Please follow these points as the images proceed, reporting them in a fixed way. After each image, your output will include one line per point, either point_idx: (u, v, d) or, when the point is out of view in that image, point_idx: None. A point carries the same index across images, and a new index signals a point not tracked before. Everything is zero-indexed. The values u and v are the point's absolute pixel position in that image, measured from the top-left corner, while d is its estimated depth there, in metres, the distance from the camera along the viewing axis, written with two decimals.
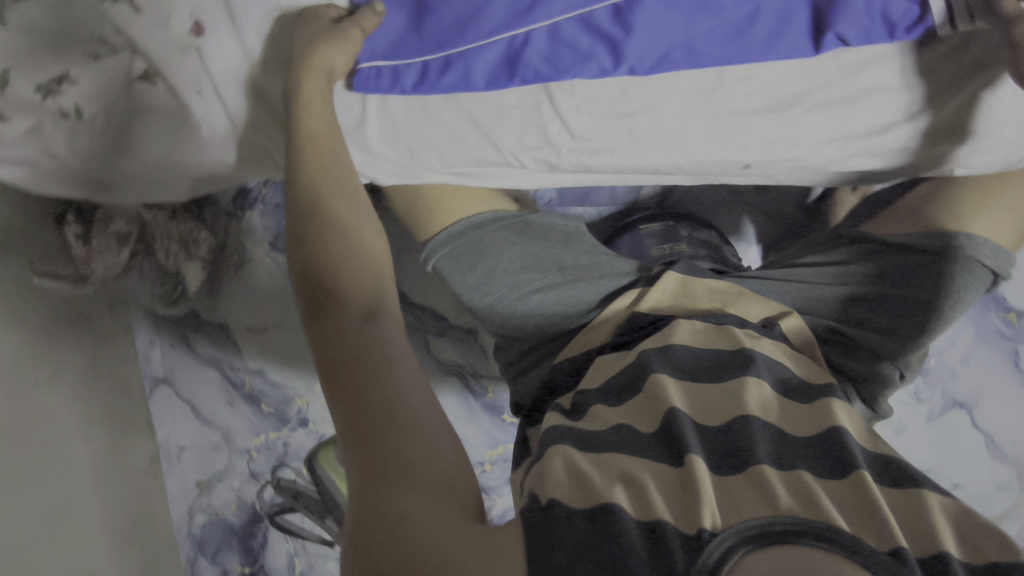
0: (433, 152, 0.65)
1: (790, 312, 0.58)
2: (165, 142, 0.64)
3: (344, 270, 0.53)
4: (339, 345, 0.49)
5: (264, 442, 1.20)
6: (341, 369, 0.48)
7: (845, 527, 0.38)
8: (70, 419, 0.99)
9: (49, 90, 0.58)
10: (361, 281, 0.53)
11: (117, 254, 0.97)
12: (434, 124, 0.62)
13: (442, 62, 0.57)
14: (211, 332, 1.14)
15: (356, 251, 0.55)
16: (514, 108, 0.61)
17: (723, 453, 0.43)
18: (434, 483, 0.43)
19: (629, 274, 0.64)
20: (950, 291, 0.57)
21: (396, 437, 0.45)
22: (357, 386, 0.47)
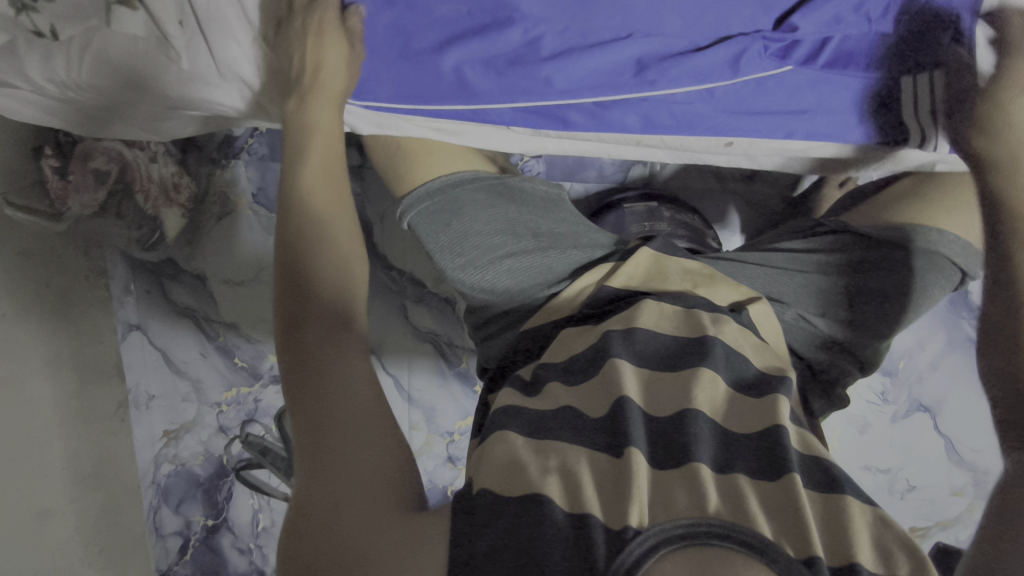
0: (421, 114, 0.66)
1: (760, 297, 0.58)
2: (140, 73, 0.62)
3: (315, 266, 0.54)
4: (299, 344, 0.50)
5: (235, 396, 1.19)
6: (300, 369, 0.49)
7: (768, 534, 0.39)
8: (37, 357, 0.98)
9: (25, 5, 0.57)
10: (329, 279, 0.54)
11: (94, 193, 0.97)
12: (422, 82, 0.63)
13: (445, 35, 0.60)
14: (188, 282, 1.13)
15: (328, 244, 0.56)
16: (505, 68, 0.62)
17: (663, 447, 0.44)
18: (372, 479, 0.44)
19: (606, 247, 0.64)
20: (916, 283, 0.59)
21: (341, 433, 0.45)
22: (310, 386, 0.48)
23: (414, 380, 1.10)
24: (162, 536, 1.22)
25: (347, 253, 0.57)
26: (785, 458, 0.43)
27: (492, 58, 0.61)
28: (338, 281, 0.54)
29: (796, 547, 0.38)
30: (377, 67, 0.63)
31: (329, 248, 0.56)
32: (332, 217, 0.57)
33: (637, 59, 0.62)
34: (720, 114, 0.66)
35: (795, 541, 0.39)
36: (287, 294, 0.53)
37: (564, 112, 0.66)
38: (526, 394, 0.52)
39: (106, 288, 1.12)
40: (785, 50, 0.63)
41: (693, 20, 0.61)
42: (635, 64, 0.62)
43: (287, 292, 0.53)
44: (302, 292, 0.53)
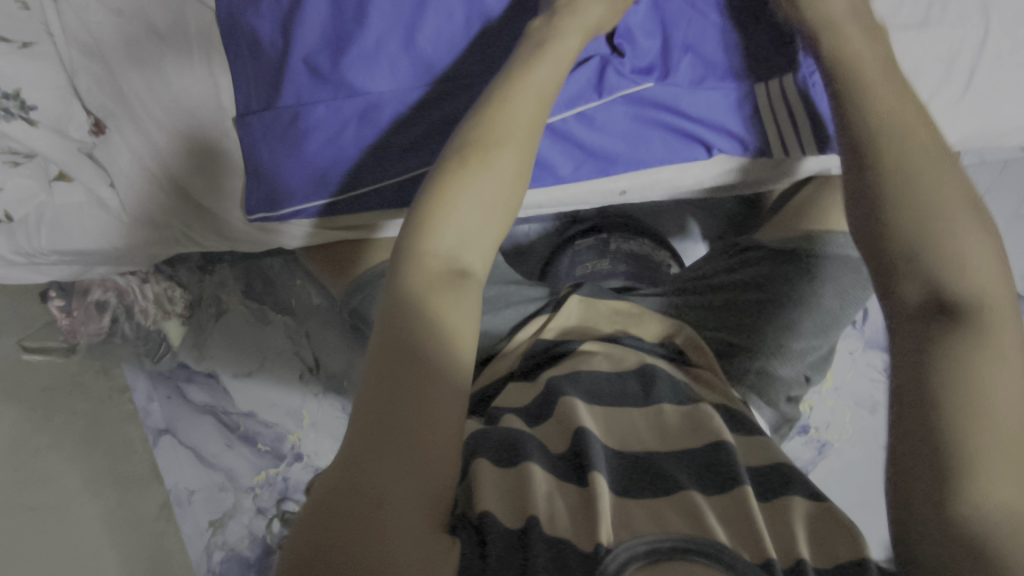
0: (330, 216, 0.64)
1: (685, 329, 0.61)
2: (85, 229, 0.70)
3: (456, 216, 0.49)
4: (412, 290, 0.47)
5: (266, 479, 1.14)
6: (400, 354, 0.44)
7: (726, 543, 0.41)
8: (73, 480, 1.09)
9: None
10: (455, 239, 0.49)
11: (98, 322, 1.08)
12: (316, 193, 0.62)
13: (324, 142, 0.60)
14: (203, 382, 1.17)
15: (467, 193, 0.49)
16: (389, 159, 0.61)
17: (627, 477, 0.46)
18: (420, 489, 0.41)
19: (537, 299, 0.68)
20: (835, 288, 0.62)
21: (411, 415, 0.42)
22: (403, 366, 0.43)
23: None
24: None
25: (477, 218, 0.50)
26: (738, 473, 0.47)
27: (388, 132, 0.60)
28: (460, 245, 0.49)
29: (750, 552, 0.41)
30: (279, 174, 0.61)
31: (469, 198, 0.49)
32: (478, 168, 0.50)
33: None
34: (609, 138, 0.70)
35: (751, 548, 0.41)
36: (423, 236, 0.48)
37: None
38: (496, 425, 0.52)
39: (130, 401, 1.16)
40: (642, 70, 0.68)
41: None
42: None
43: (427, 221, 0.49)
44: (422, 246, 0.48)
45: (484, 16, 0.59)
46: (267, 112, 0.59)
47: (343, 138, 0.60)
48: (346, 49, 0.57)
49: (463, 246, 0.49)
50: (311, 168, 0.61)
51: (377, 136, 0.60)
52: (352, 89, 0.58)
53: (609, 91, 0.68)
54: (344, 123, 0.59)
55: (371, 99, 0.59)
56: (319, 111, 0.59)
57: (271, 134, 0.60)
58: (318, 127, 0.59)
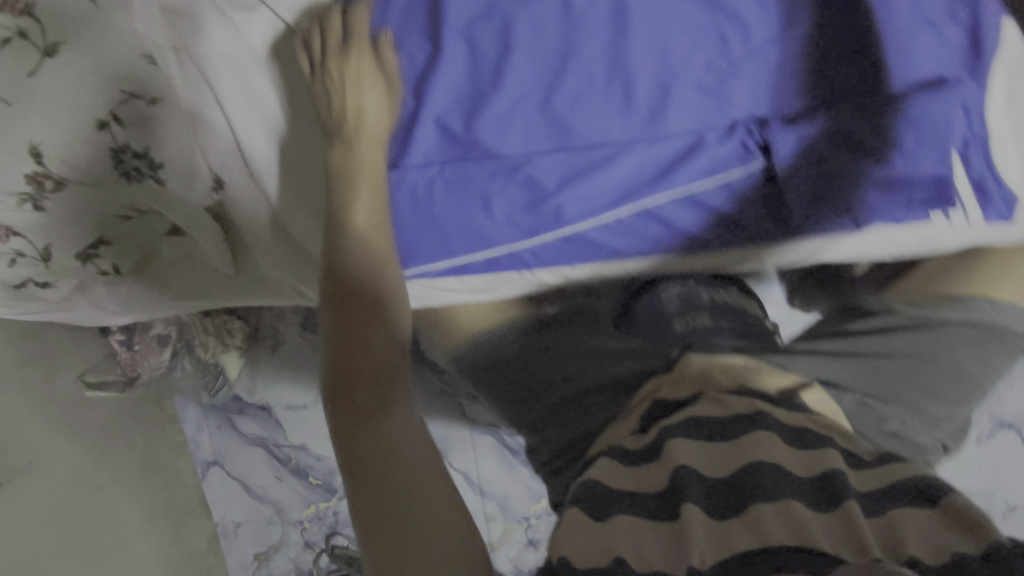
0: (453, 275, 0.62)
1: (812, 384, 0.57)
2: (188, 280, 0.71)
3: (358, 286, 0.54)
4: (338, 386, 0.49)
5: (315, 512, 1.15)
6: (356, 461, 0.46)
7: (827, 546, 0.39)
8: (132, 517, 1.05)
9: (88, 256, 0.65)
10: (364, 315, 0.52)
11: (159, 356, 1.03)
12: (447, 247, 0.60)
13: (452, 203, 0.58)
14: (254, 414, 1.16)
15: (355, 248, 0.55)
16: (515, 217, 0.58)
17: (721, 496, 0.44)
18: (441, 530, 0.42)
19: (651, 360, 0.65)
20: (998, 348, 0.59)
21: (387, 489, 0.44)
22: (361, 449, 0.46)
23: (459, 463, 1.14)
24: None
25: (378, 275, 0.55)
26: (841, 489, 0.44)
27: (516, 196, 0.57)
28: (372, 314, 0.53)
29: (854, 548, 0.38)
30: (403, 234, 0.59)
31: (359, 255, 0.55)
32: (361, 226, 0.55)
33: (624, 191, 0.57)
34: (759, 211, 0.58)
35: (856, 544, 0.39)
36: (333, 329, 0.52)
37: (590, 249, 0.61)
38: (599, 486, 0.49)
39: (181, 432, 1.15)
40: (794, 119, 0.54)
41: (702, 124, 0.55)
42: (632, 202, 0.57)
43: (342, 325, 0.52)
44: (343, 347, 0.51)
45: (628, 79, 0.53)
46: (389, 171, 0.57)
47: (470, 200, 0.57)
48: (480, 110, 0.54)
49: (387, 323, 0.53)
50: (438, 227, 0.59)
51: (504, 196, 0.57)
52: (484, 152, 0.56)
53: (763, 163, 0.56)
54: (474, 183, 0.57)
55: (503, 162, 0.56)
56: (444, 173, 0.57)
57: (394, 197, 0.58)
58: (447, 185, 0.57)
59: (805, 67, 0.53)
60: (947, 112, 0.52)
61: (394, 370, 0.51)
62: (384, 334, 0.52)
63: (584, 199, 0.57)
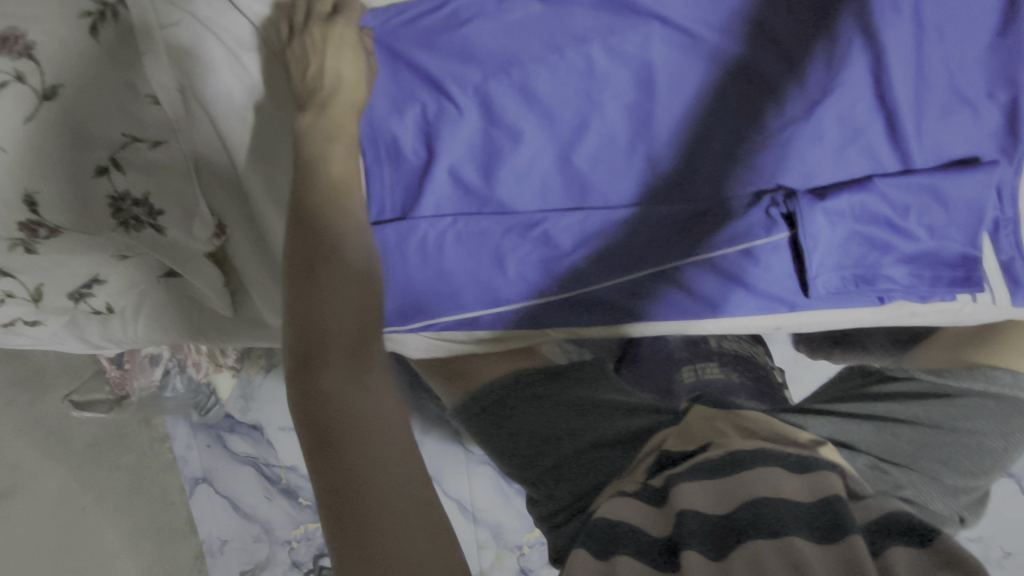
0: (462, 328, 0.60)
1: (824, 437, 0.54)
2: (182, 318, 0.68)
3: (333, 274, 0.47)
4: (309, 382, 0.43)
5: (304, 532, 1.12)
6: (328, 473, 0.39)
7: None
8: (116, 536, 1.04)
9: (81, 295, 0.61)
10: (339, 306, 0.46)
11: (150, 374, 1.01)
12: (458, 302, 0.59)
13: (472, 257, 0.58)
14: (245, 432, 1.13)
15: (332, 236, 0.49)
16: (531, 275, 0.58)
17: (719, 541, 0.42)
18: (430, 550, 0.36)
19: (660, 413, 0.63)
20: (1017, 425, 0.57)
21: (364, 505, 0.37)
22: (337, 458, 0.39)
23: (451, 489, 1.14)
24: None
25: (356, 261, 0.49)
26: (846, 518, 0.41)
27: (534, 253, 0.57)
28: (349, 303, 0.47)
29: None
30: (415, 287, 0.59)
31: (336, 239, 0.49)
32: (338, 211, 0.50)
33: (639, 253, 0.57)
34: (781, 279, 0.57)
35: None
36: (301, 321, 0.45)
37: (602, 311, 0.60)
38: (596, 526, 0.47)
39: (169, 450, 1.12)
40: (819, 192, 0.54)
41: (722, 190, 0.55)
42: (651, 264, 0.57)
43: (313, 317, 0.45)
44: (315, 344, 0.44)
45: (649, 145, 0.55)
46: (402, 221, 0.57)
47: (487, 256, 0.58)
48: (497, 165, 0.56)
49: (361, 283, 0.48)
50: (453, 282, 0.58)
51: (520, 253, 0.57)
52: (501, 207, 0.57)
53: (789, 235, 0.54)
54: (493, 239, 0.57)
55: (518, 220, 0.57)
56: (463, 229, 0.57)
57: (407, 247, 0.58)
58: (464, 238, 0.57)
59: (833, 136, 0.54)
60: (981, 193, 0.52)
61: (367, 333, 0.46)
62: (357, 286, 0.47)
63: (602, 256, 0.57)
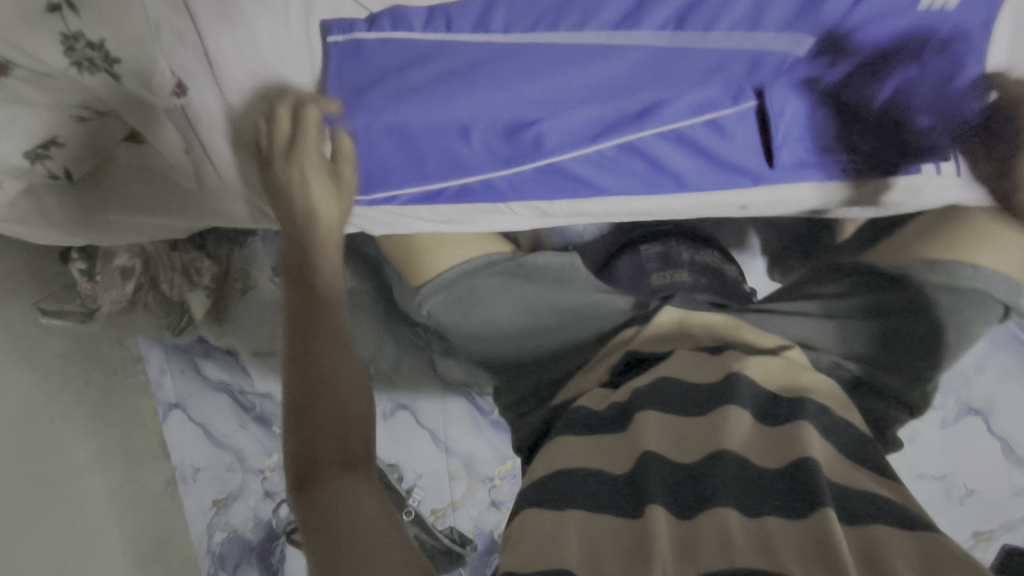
0: (424, 204, 0.65)
1: (790, 347, 0.58)
2: (142, 200, 0.66)
3: (319, 307, 0.56)
4: (297, 399, 0.51)
5: (278, 462, 1.16)
6: (308, 479, 0.46)
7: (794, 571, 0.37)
8: (84, 453, 1.02)
9: (38, 155, 0.59)
10: (322, 331, 0.54)
11: (121, 289, 0.99)
12: (430, 168, 0.61)
13: (443, 121, 0.58)
14: (219, 358, 1.14)
15: (319, 281, 0.58)
16: (502, 143, 0.59)
17: (686, 500, 0.44)
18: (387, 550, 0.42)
19: (625, 312, 0.63)
20: (958, 320, 0.59)
21: (334, 515, 0.44)
22: (317, 464, 0.47)
23: (428, 421, 1.13)
24: None
25: (339, 302, 0.58)
26: (810, 487, 0.43)
27: (509, 121, 0.58)
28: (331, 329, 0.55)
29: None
30: (387, 152, 0.61)
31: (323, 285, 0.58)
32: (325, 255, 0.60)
33: (608, 123, 0.58)
34: (747, 153, 0.60)
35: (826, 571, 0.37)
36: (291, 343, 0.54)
37: (572, 184, 0.62)
38: (567, 477, 0.49)
39: (144, 372, 1.14)
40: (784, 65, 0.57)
41: (705, 70, 0.57)
42: (619, 134, 0.59)
43: (301, 338, 0.54)
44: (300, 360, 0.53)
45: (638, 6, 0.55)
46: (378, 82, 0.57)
47: (461, 121, 0.57)
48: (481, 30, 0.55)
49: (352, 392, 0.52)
50: (424, 146, 0.59)
51: (494, 120, 0.58)
52: (474, 84, 0.56)
53: (751, 104, 0.58)
54: (467, 105, 0.57)
55: (495, 89, 0.57)
56: (437, 90, 0.56)
57: (379, 111, 0.58)
58: (436, 100, 0.57)
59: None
60: (934, 67, 0.57)
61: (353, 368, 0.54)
62: (339, 350, 0.54)
63: (573, 127, 0.58)
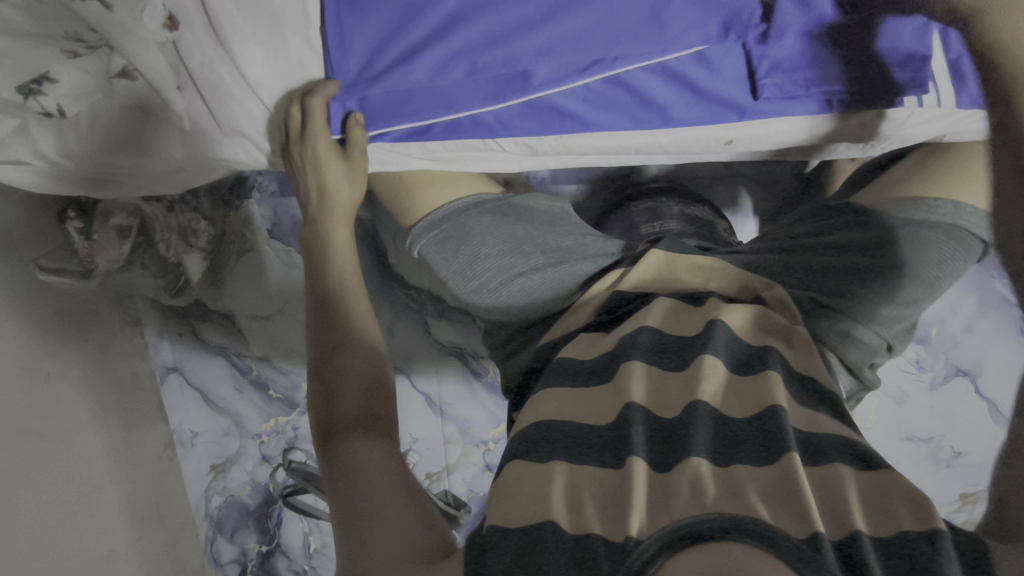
0: (413, 140, 0.66)
1: (773, 285, 0.59)
2: (135, 145, 0.67)
3: (336, 283, 0.63)
4: (319, 364, 0.58)
5: (274, 426, 1.17)
6: (326, 429, 0.54)
7: (767, 517, 0.38)
8: (82, 411, 1.03)
9: (31, 90, 0.60)
10: (339, 304, 0.61)
11: (118, 248, 1.00)
12: (422, 109, 0.63)
13: (441, 61, 0.60)
14: (217, 321, 1.14)
15: (336, 257, 0.64)
16: (495, 84, 0.62)
17: (662, 447, 0.45)
18: (386, 492, 0.48)
19: (613, 255, 0.65)
20: (928, 255, 0.59)
21: (343, 460, 0.51)
22: (332, 416, 0.55)
23: (423, 387, 1.13)
24: (221, 566, 1.21)
25: (353, 274, 0.64)
26: (782, 435, 0.44)
27: (503, 62, 0.60)
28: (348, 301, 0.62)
29: (796, 523, 0.38)
30: (377, 91, 0.62)
31: (341, 261, 0.65)
32: (340, 232, 0.66)
33: (598, 62, 0.61)
34: (732, 85, 0.65)
35: (798, 520, 0.38)
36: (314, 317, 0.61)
37: (560, 120, 0.66)
38: (544, 426, 0.50)
39: (141, 335, 1.16)
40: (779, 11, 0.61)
41: (699, 19, 0.60)
42: (606, 75, 0.62)
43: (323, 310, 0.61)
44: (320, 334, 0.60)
45: None
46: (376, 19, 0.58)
47: (456, 61, 0.60)
48: None
49: (366, 359, 0.59)
50: (417, 87, 0.62)
51: (491, 62, 0.60)
52: (473, 23, 0.58)
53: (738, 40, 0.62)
54: (464, 44, 0.59)
55: (490, 32, 0.59)
56: (434, 29, 0.58)
57: (374, 49, 0.60)
58: (435, 37, 0.59)
59: None
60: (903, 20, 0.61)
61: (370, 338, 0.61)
62: (354, 322, 0.61)
63: (564, 67, 0.61)
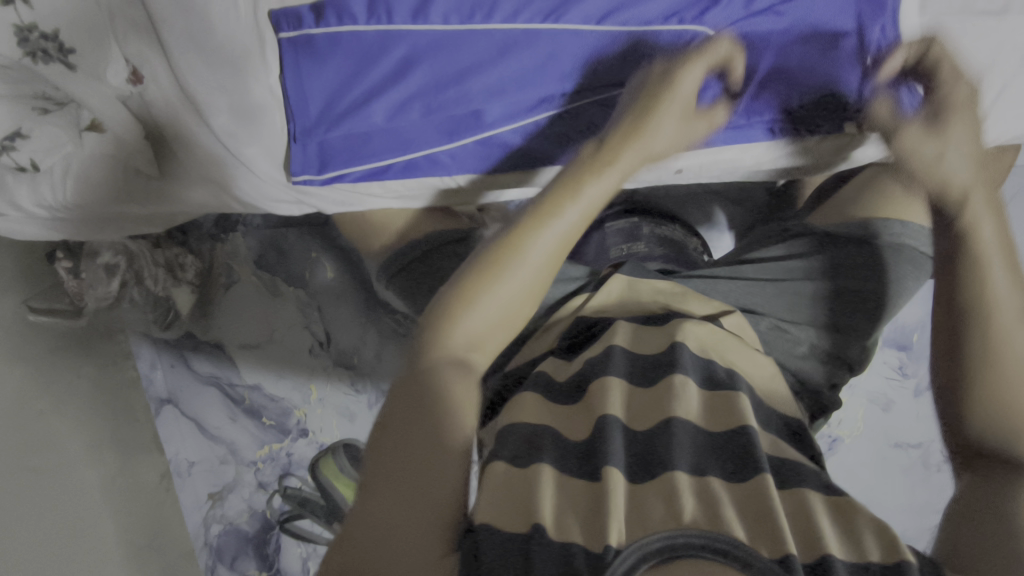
0: (373, 179, 0.69)
1: (733, 311, 0.60)
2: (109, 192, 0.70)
3: (510, 282, 0.52)
4: (430, 330, 0.51)
5: (269, 453, 1.14)
6: (401, 404, 0.48)
7: (742, 538, 0.39)
8: (76, 444, 1.04)
9: (5, 146, 0.64)
10: (481, 293, 0.51)
11: (106, 285, 1.05)
12: (380, 150, 0.66)
13: (397, 103, 0.62)
14: (207, 352, 1.15)
15: (533, 261, 0.52)
16: (447, 124, 0.64)
17: (640, 463, 0.45)
18: (400, 529, 0.43)
19: (578, 279, 0.67)
20: (877, 276, 0.64)
21: (392, 454, 0.45)
22: (407, 404, 0.47)
23: None
24: None
25: (531, 289, 0.53)
26: (753, 460, 0.44)
27: (456, 103, 0.62)
28: (496, 301, 0.51)
29: (768, 547, 0.39)
30: (334, 136, 0.64)
31: (532, 266, 0.52)
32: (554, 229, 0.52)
33: (547, 98, 0.64)
34: None
35: (770, 544, 0.39)
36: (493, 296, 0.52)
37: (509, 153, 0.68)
38: (524, 431, 0.49)
39: (133, 368, 1.14)
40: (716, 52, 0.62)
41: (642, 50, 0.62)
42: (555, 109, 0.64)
43: (490, 292, 0.51)
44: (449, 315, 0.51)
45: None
46: (329, 65, 0.60)
47: (410, 105, 0.62)
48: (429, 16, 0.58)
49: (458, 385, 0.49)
50: (374, 130, 0.64)
51: (446, 103, 0.62)
52: (425, 67, 0.60)
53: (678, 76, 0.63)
54: (417, 88, 0.61)
55: (442, 75, 0.61)
56: (387, 76, 0.61)
57: (330, 97, 0.62)
58: (392, 79, 0.61)
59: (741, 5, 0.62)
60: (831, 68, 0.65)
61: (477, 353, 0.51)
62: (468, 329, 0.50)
63: (515, 105, 0.64)
